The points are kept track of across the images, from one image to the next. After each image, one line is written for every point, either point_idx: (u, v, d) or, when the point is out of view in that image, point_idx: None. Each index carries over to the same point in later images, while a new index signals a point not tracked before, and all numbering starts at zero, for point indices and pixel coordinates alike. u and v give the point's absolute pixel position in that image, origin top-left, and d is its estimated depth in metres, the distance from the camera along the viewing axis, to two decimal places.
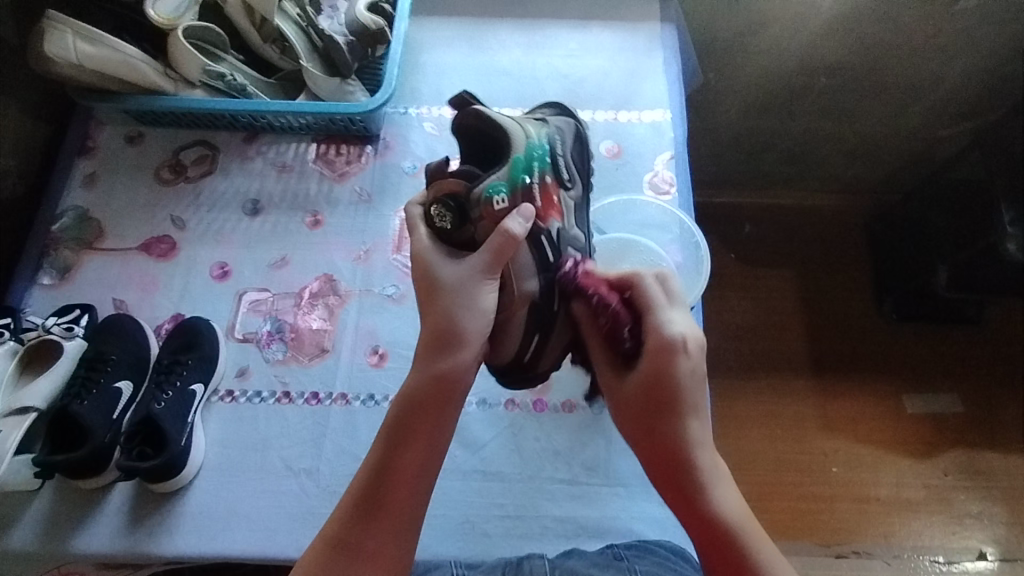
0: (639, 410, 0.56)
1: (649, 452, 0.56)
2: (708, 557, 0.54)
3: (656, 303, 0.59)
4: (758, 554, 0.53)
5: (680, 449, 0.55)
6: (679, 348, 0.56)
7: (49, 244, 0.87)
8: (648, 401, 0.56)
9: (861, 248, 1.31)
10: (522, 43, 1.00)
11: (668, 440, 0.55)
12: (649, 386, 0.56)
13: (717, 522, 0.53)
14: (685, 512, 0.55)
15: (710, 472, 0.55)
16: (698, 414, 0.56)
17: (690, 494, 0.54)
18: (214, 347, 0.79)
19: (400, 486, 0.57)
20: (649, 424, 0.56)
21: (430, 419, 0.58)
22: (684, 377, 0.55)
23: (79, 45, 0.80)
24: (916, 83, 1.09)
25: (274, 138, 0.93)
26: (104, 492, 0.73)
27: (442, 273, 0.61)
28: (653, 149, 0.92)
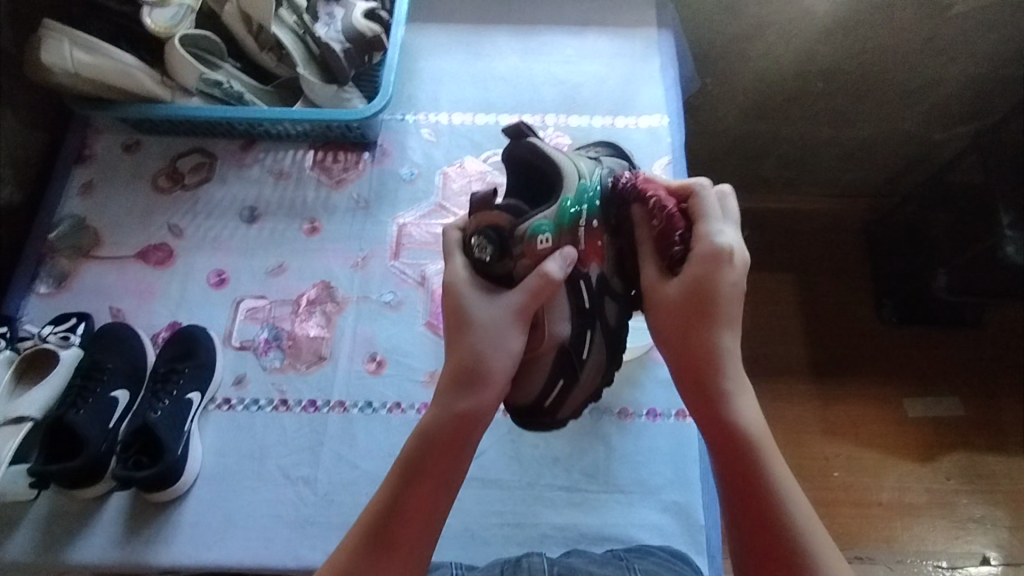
0: (679, 307, 0.60)
1: (682, 344, 0.60)
2: (728, 461, 0.57)
3: (709, 218, 0.62)
4: (773, 463, 0.56)
5: (710, 351, 0.58)
6: (722, 258, 0.59)
7: (46, 252, 0.87)
8: (687, 301, 0.59)
9: (860, 252, 1.31)
10: (520, 49, 1.00)
11: (703, 345, 0.59)
12: (691, 287, 0.59)
13: (735, 421, 0.57)
14: (710, 416, 0.58)
15: (735, 377, 0.59)
16: (733, 325, 0.59)
17: (710, 391, 0.58)
18: (210, 355, 0.79)
19: (411, 522, 0.56)
20: (686, 323, 0.59)
21: (444, 456, 0.58)
22: (726, 284, 0.59)
23: (76, 54, 0.81)
24: (912, 87, 1.09)
25: (271, 145, 0.93)
26: (100, 502, 0.73)
27: (475, 309, 0.61)
28: (650, 155, 0.92)
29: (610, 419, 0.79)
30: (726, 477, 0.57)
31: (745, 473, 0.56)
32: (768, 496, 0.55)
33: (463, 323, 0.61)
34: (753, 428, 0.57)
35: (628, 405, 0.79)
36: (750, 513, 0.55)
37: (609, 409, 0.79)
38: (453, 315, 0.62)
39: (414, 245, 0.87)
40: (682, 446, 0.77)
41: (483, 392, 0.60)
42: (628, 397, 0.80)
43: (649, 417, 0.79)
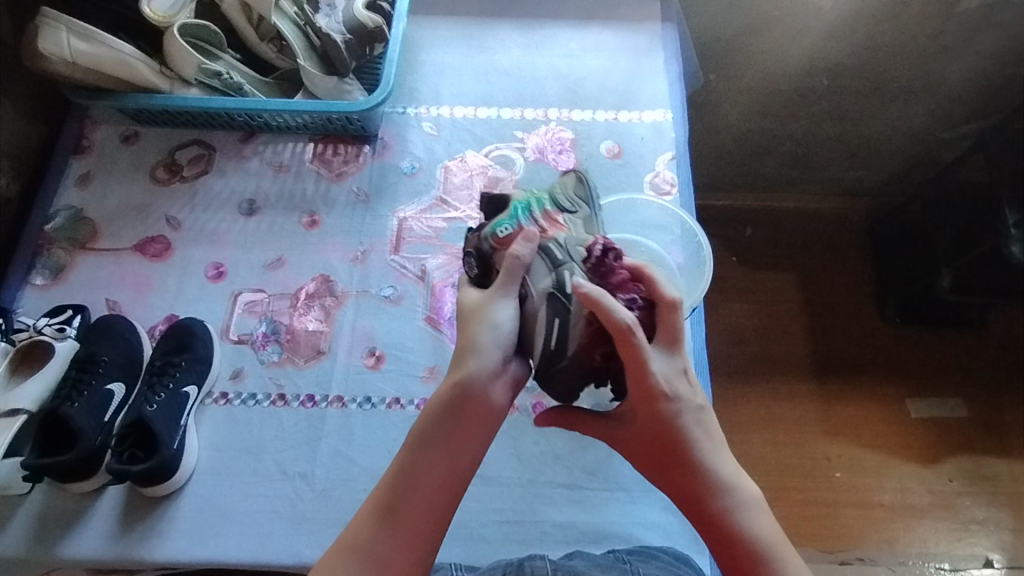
0: (653, 455, 0.58)
1: (671, 489, 0.58)
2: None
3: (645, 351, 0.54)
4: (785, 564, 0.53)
5: (694, 483, 0.56)
6: (667, 391, 0.56)
7: (42, 244, 0.86)
8: (658, 443, 0.57)
9: (863, 251, 1.30)
10: (522, 42, 0.99)
11: (689, 468, 0.56)
12: (656, 427, 0.57)
13: (740, 543, 0.54)
14: (714, 535, 0.55)
15: (729, 492, 0.56)
16: (704, 448, 0.57)
17: (717, 524, 0.55)
18: (208, 348, 0.78)
19: (427, 492, 0.55)
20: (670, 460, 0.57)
21: (457, 426, 0.56)
22: (675, 412, 0.56)
23: (73, 42, 0.80)
24: (919, 84, 1.07)
25: (271, 137, 0.92)
26: (94, 497, 0.72)
27: (464, 301, 0.59)
28: (654, 149, 0.91)
29: None
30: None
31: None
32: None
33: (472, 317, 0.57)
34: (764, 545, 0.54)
35: None
36: None
37: None
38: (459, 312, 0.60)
39: (414, 239, 0.86)
40: None
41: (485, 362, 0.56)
42: None
43: None
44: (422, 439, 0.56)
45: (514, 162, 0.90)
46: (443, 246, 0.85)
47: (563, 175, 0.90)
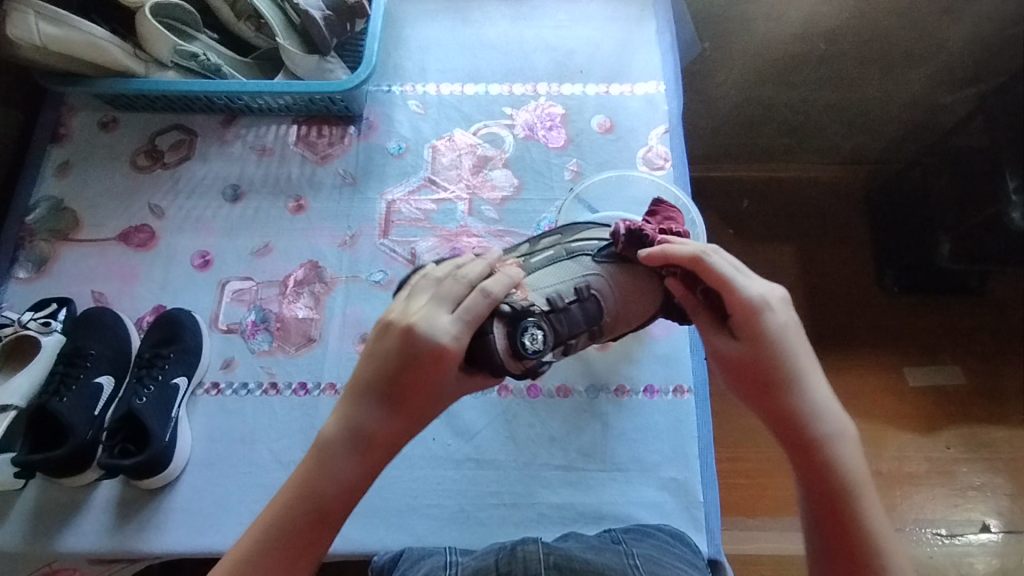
0: (749, 377, 0.58)
1: (763, 399, 0.57)
2: (812, 494, 0.56)
3: (731, 276, 0.59)
4: (860, 496, 0.55)
5: (794, 400, 0.56)
6: (766, 313, 0.57)
7: (24, 237, 0.84)
8: (748, 360, 0.58)
9: (862, 220, 1.28)
10: (510, 14, 0.96)
11: (777, 376, 0.56)
12: (747, 348, 0.57)
13: (826, 462, 0.55)
14: (791, 442, 0.57)
15: (826, 419, 0.56)
16: (803, 372, 0.57)
17: (806, 440, 0.56)
18: (196, 338, 0.77)
19: (309, 530, 0.52)
20: (767, 380, 0.57)
21: (354, 467, 0.53)
22: (777, 334, 0.57)
23: (43, 26, 0.77)
24: (920, 47, 1.04)
25: (253, 120, 0.90)
26: (89, 491, 0.72)
27: (441, 336, 0.52)
28: (647, 123, 0.88)
29: (607, 396, 0.77)
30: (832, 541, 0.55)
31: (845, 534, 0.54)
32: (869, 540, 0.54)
33: (440, 357, 0.52)
34: (847, 475, 0.55)
35: (624, 381, 0.78)
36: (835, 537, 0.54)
37: (606, 386, 0.78)
38: (403, 328, 0.52)
39: (403, 222, 0.84)
40: (680, 421, 0.76)
41: (415, 413, 0.53)
42: (625, 373, 0.78)
43: (647, 393, 0.77)
44: (319, 477, 0.52)
45: (503, 140, 0.88)
46: (433, 228, 0.84)
47: (553, 152, 0.88)
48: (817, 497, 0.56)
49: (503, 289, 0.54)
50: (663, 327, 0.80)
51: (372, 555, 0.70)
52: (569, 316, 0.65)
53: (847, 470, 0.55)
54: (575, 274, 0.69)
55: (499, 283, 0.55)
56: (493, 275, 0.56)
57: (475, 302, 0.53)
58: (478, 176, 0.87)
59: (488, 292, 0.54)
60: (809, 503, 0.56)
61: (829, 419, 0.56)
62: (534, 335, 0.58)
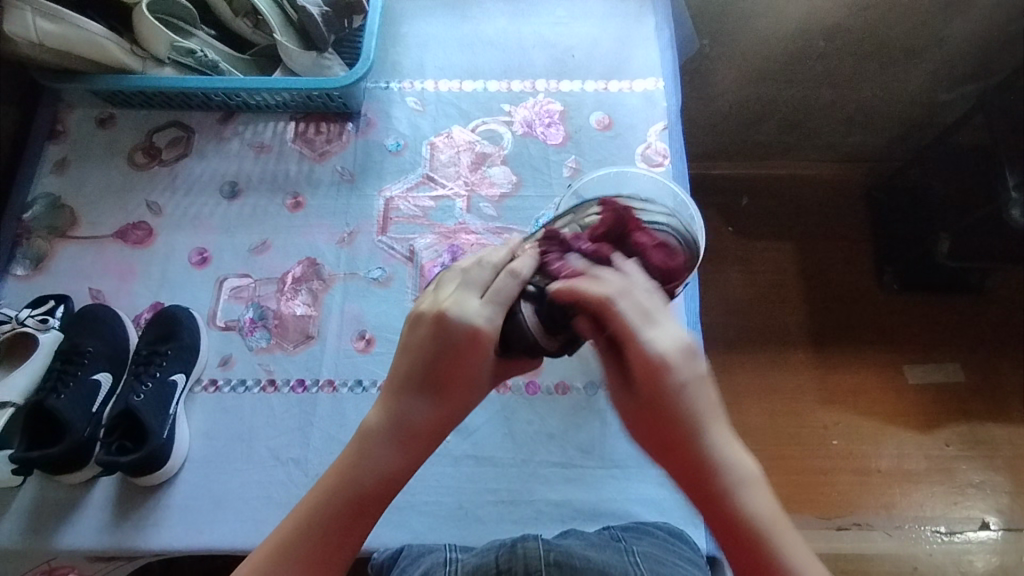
0: (651, 435, 0.52)
1: (667, 459, 0.52)
2: (733, 555, 0.51)
3: (636, 326, 0.50)
4: (782, 549, 0.49)
5: (699, 454, 0.50)
6: (668, 370, 0.49)
7: (21, 234, 0.84)
8: (652, 416, 0.51)
9: (861, 218, 1.28)
10: (508, 11, 0.95)
11: (678, 438, 0.50)
12: (650, 406, 0.51)
13: (739, 520, 0.50)
14: (704, 505, 0.51)
15: (733, 471, 0.50)
16: (710, 424, 0.50)
17: (716, 496, 0.50)
18: (194, 335, 0.77)
19: (347, 521, 0.52)
20: (671, 438, 0.50)
21: (395, 459, 0.52)
22: (679, 391, 0.49)
23: (39, 22, 0.76)
24: (919, 44, 1.04)
25: (251, 117, 0.90)
26: (87, 488, 0.71)
27: (473, 319, 0.52)
28: (645, 120, 0.88)
29: (606, 393, 0.77)
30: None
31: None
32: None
33: (477, 341, 0.51)
34: (760, 528, 0.50)
35: None
36: None
37: (604, 383, 0.78)
38: (435, 313, 0.52)
39: (401, 219, 0.84)
40: None
41: (455, 401, 0.53)
42: None
43: None
44: (358, 467, 0.52)
45: (502, 137, 0.88)
46: (431, 225, 0.84)
47: (552, 149, 0.87)
48: (735, 558, 0.50)
49: (529, 269, 0.55)
50: None
51: (371, 553, 0.70)
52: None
53: (760, 522, 0.50)
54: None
55: (525, 264, 0.55)
56: (517, 258, 0.56)
57: (505, 285, 0.54)
58: (476, 173, 0.86)
59: (513, 273, 0.54)
60: (732, 562, 0.51)
61: (738, 467, 0.51)
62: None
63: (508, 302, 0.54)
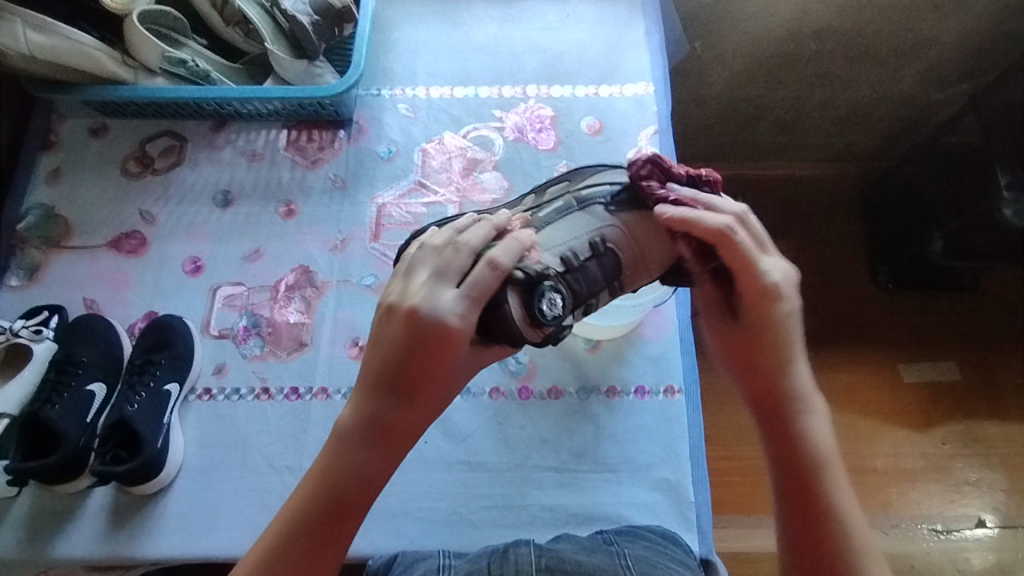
0: (744, 360, 0.60)
1: (755, 384, 0.60)
2: (787, 478, 0.57)
3: (752, 253, 0.58)
4: (831, 477, 0.56)
5: (784, 379, 0.58)
6: (777, 295, 0.58)
7: (15, 244, 0.84)
8: (752, 340, 0.59)
9: (855, 217, 1.28)
10: (498, 17, 0.96)
11: (772, 362, 0.58)
12: (755, 330, 0.58)
13: (804, 442, 0.57)
14: (776, 430, 0.58)
15: (803, 400, 0.59)
16: (798, 360, 0.59)
17: (785, 420, 0.58)
18: (188, 344, 0.77)
19: (328, 515, 0.53)
20: (762, 359, 0.59)
21: (373, 455, 0.53)
22: (785, 317, 0.58)
23: (30, 35, 0.76)
24: (910, 44, 1.04)
25: (243, 125, 0.90)
26: (83, 498, 0.72)
27: (450, 318, 0.51)
28: (636, 125, 0.89)
29: (598, 397, 0.78)
30: (795, 518, 0.56)
31: (813, 504, 0.55)
32: (835, 521, 0.55)
33: (447, 337, 0.51)
34: (817, 454, 0.57)
35: (615, 382, 0.78)
36: (803, 517, 0.55)
37: (597, 387, 0.78)
38: (409, 312, 0.51)
39: (394, 225, 0.84)
40: (671, 422, 0.76)
41: (428, 400, 0.53)
42: (615, 374, 0.79)
43: (638, 395, 0.77)
44: (337, 468, 0.53)
45: (493, 142, 0.88)
46: None
47: (543, 154, 0.88)
48: (785, 485, 0.57)
49: (509, 257, 0.53)
50: (653, 329, 0.81)
51: (366, 559, 0.70)
52: (586, 274, 0.62)
53: (818, 453, 0.57)
54: (587, 227, 0.66)
55: (508, 257, 0.53)
56: (500, 244, 0.55)
57: (479, 278, 0.52)
58: (468, 179, 0.87)
59: (491, 264, 0.52)
60: (780, 489, 0.57)
61: (807, 398, 0.59)
62: (553, 300, 0.56)
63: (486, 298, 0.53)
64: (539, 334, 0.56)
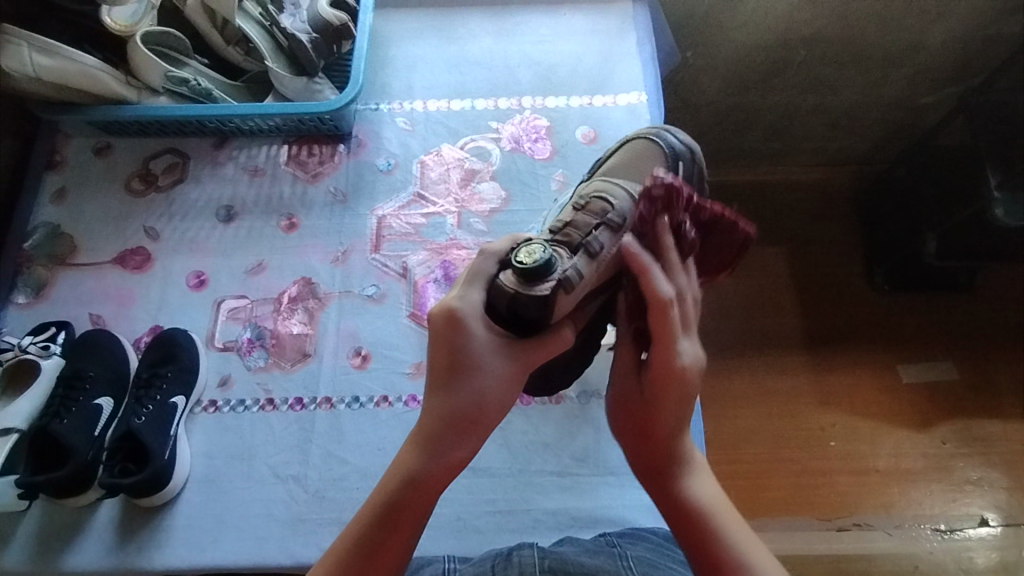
0: (631, 425, 0.61)
1: (640, 455, 0.60)
2: (692, 548, 0.54)
3: (675, 323, 0.59)
4: (737, 536, 0.54)
5: (677, 447, 0.59)
6: (685, 372, 0.58)
7: (22, 262, 0.86)
8: (647, 407, 0.60)
9: (849, 219, 1.30)
10: (493, 31, 0.98)
11: (660, 432, 0.59)
12: (653, 393, 0.59)
13: (695, 508, 0.56)
14: (667, 504, 0.57)
15: (692, 468, 0.59)
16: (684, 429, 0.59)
17: (670, 485, 0.58)
18: (193, 357, 0.78)
19: (417, 503, 0.55)
20: (646, 427, 0.59)
21: (426, 456, 0.56)
22: (683, 379, 0.58)
23: (35, 57, 0.79)
24: (897, 50, 1.06)
25: (244, 141, 0.92)
26: (91, 511, 0.73)
27: (457, 304, 0.56)
28: (630, 133, 0.90)
29: (599, 401, 0.78)
30: None
31: (714, 558, 0.53)
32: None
33: (459, 323, 0.55)
34: (710, 512, 0.55)
35: None
36: None
37: (597, 391, 0.79)
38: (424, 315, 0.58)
39: (394, 237, 0.86)
40: None
41: (487, 386, 0.56)
42: None
43: None
44: (393, 474, 0.56)
45: (490, 153, 0.90)
46: (423, 242, 0.85)
47: (539, 163, 0.89)
48: (694, 557, 0.54)
49: (500, 244, 0.59)
50: None
51: None
52: (577, 225, 0.62)
53: (716, 513, 0.55)
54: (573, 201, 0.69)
55: (498, 241, 0.59)
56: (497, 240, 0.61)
57: (478, 266, 0.57)
58: (466, 189, 0.88)
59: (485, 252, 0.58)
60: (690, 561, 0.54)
61: (697, 470, 0.59)
62: (529, 249, 0.55)
63: (485, 277, 0.57)
64: (537, 284, 0.54)
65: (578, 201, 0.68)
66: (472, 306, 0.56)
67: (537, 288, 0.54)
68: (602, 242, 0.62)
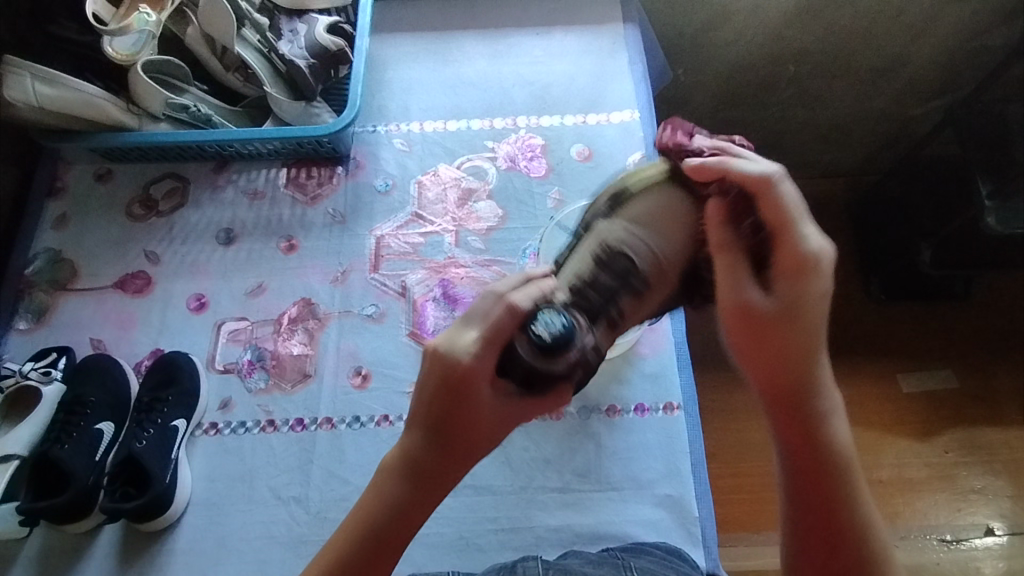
0: (765, 349, 0.56)
1: (771, 383, 0.57)
2: (817, 491, 0.56)
3: (795, 215, 0.55)
4: (858, 483, 0.56)
5: (812, 381, 0.56)
6: (816, 268, 0.54)
7: (23, 288, 0.86)
8: (782, 322, 0.55)
9: (844, 230, 1.31)
10: (487, 53, 1.00)
11: (798, 365, 0.55)
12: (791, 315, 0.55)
13: (828, 447, 0.56)
14: (800, 440, 0.56)
15: (826, 403, 0.57)
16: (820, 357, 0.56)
17: (805, 421, 0.56)
18: (193, 380, 0.78)
19: (399, 537, 0.54)
20: (783, 352, 0.55)
21: (410, 495, 0.54)
22: (820, 302, 0.55)
23: (38, 87, 0.80)
24: (883, 64, 1.08)
25: (243, 165, 0.93)
26: (91, 537, 0.72)
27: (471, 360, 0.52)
28: (624, 150, 0.92)
29: (599, 416, 0.79)
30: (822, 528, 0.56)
31: (839, 505, 0.55)
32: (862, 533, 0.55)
33: (469, 381, 0.52)
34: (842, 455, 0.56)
35: (615, 401, 0.79)
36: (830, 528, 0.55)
37: (598, 406, 0.79)
38: (431, 351, 0.53)
39: (392, 256, 0.87)
40: (672, 439, 0.77)
41: (481, 442, 0.55)
42: (615, 393, 0.80)
43: (637, 412, 0.78)
44: (375, 500, 0.54)
45: (486, 172, 0.91)
46: (421, 261, 0.86)
47: (535, 181, 0.90)
48: (818, 497, 0.56)
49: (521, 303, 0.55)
50: (650, 346, 0.82)
51: None
52: (595, 287, 0.63)
53: (845, 458, 0.56)
54: (592, 241, 0.65)
55: (524, 297, 0.54)
56: (521, 287, 0.56)
57: (500, 324, 0.53)
58: (463, 208, 0.89)
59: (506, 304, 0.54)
60: (809, 504, 0.56)
61: (828, 402, 0.57)
62: (551, 321, 0.56)
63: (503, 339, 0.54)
64: (555, 364, 0.56)
65: (600, 250, 0.64)
66: (485, 368, 0.53)
67: (556, 368, 0.57)
68: (621, 310, 0.64)
